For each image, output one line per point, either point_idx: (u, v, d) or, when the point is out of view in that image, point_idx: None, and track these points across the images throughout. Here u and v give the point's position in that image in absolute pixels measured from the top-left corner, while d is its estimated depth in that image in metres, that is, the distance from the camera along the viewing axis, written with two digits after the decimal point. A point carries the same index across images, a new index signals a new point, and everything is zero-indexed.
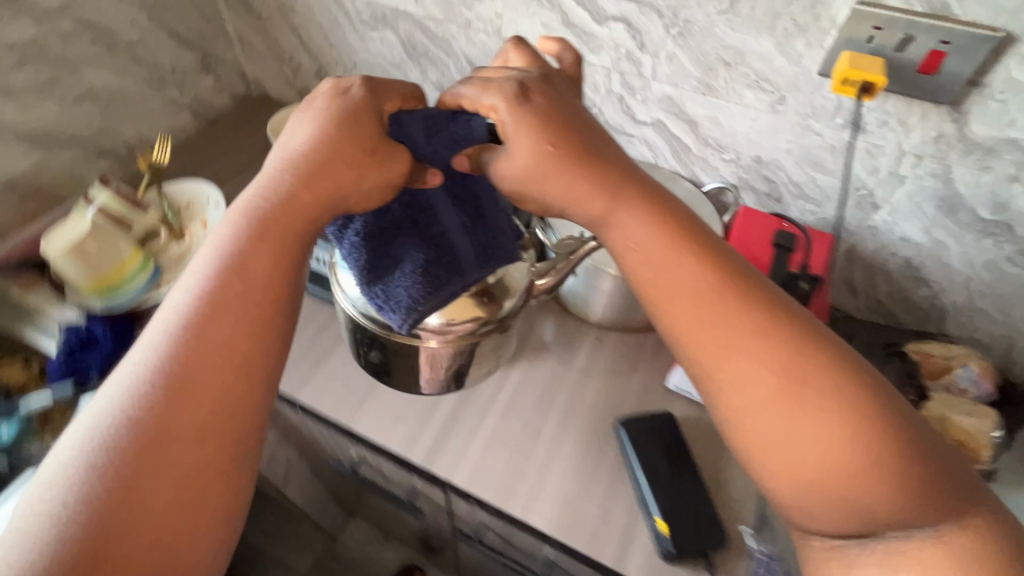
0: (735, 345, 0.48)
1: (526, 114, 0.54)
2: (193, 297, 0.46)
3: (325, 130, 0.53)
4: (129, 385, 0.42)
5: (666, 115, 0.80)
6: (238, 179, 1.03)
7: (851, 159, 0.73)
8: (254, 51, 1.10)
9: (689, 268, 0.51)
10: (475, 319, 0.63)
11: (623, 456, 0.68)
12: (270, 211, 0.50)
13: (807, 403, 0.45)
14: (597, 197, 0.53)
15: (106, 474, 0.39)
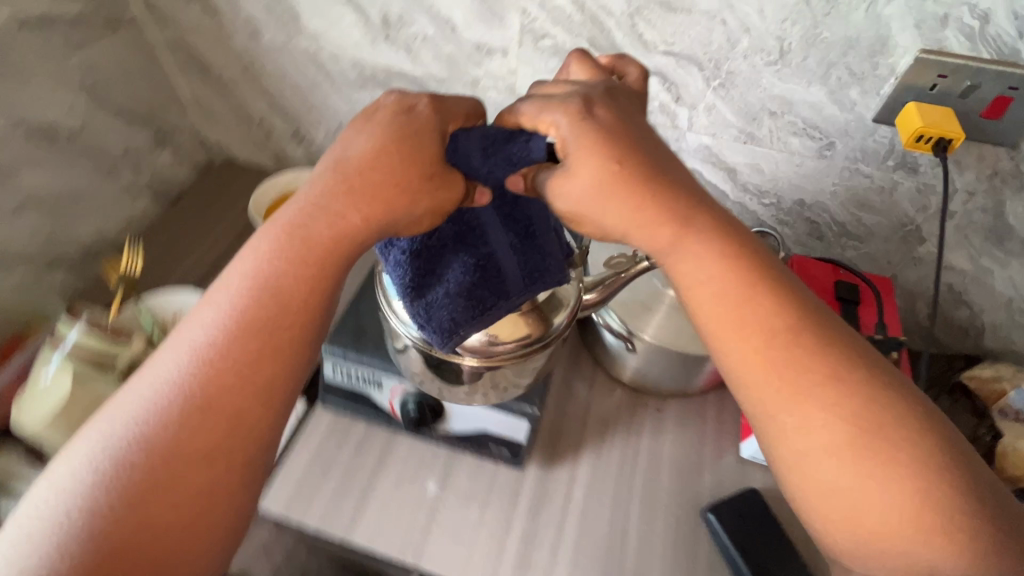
0: (771, 355, 0.45)
1: (590, 133, 0.46)
2: (219, 326, 0.43)
3: (385, 148, 0.47)
4: (149, 410, 0.40)
5: (701, 164, 0.75)
6: (221, 267, 0.91)
7: (900, 198, 0.70)
8: (215, 116, 0.97)
9: (732, 288, 0.46)
10: (522, 340, 0.56)
11: (720, 548, 0.64)
12: (305, 236, 0.45)
13: (836, 414, 0.43)
14: (665, 225, 0.46)
15: (107, 507, 0.37)
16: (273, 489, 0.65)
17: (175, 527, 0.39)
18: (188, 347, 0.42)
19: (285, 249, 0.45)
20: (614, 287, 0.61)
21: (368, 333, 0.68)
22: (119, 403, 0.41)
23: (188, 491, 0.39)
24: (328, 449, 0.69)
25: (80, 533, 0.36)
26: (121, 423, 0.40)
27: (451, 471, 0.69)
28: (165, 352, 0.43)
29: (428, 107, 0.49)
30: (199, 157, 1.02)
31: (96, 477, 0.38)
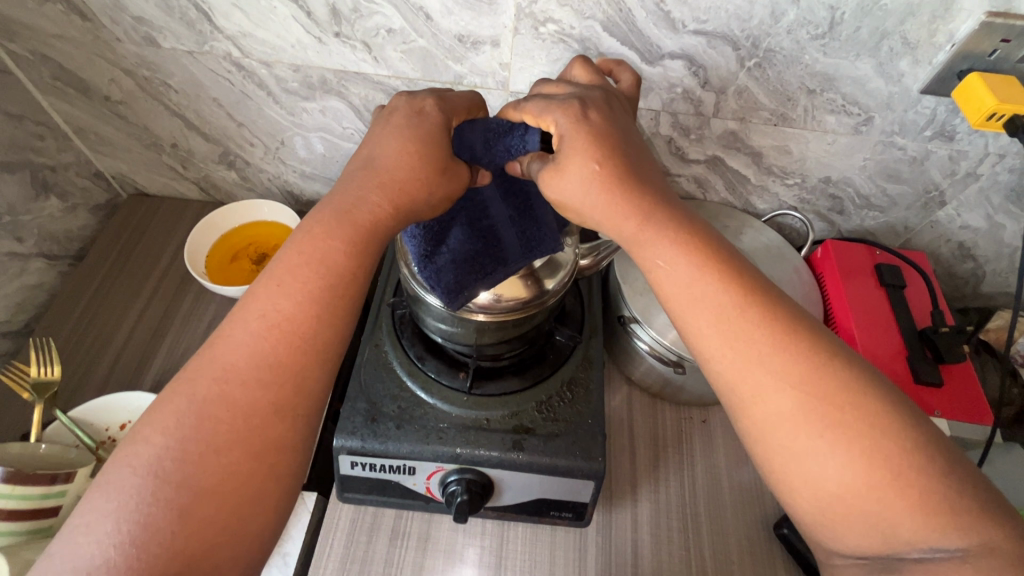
0: (720, 329, 0.39)
1: (584, 135, 0.42)
2: (288, 297, 0.40)
3: (409, 133, 0.45)
4: (225, 379, 0.37)
5: (723, 150, 0.67)
6: (158, 340, 0.71)
7: (930, 165, 0.66)
8: (110, 144, 0.76)
9: (688, 262, 0.41)
10: (521, 300, 0.52)
11: (800, 562, 0.61)
12: (362, 212, 0.43)
13: (790, 381, 0.37)
14: (628, 211, 0.42)
15: (186, 478, 0.34)
16: None
17: (248, 495, 0.36)
18: (260, 321, 0.39)
19: (343, 225, 0.42)
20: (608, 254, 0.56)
21: (386, 413, 0.56)
22: (190, 374, 0.37)
23: (255, 460, 0.36)
24: (359, 548, 0.59)
25: (158, 500, 0.33)
26: (199, 393, 0.36)
27: (505, 542, 0.61)
28: (237, 327, 0.39)
29: (434, 103, 0.48)
30: (96, 195, 0.81)
31: (173, 445, 0.35)
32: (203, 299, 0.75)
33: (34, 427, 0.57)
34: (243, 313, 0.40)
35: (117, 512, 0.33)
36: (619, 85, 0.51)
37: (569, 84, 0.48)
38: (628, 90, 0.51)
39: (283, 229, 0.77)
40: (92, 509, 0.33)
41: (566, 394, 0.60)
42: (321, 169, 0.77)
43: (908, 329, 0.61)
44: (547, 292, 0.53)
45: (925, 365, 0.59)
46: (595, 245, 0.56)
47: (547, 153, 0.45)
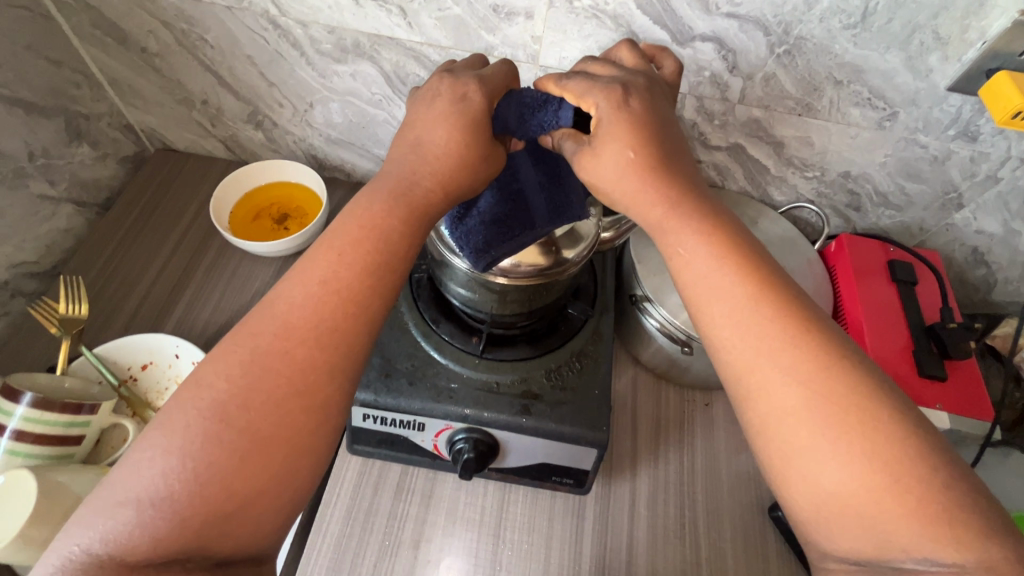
0: (736, 323, 0.40)
1: (622, 123, 0.44)
2: (345, 264, 0.41)
3: (460, 119, 0.45)
4: (284, 334, 0.39)
5: (746, 138, 0.68)
6: (184, 290, 0.73)
7: (951, 166, 0.67)
8: (142, 97, 0.77)
9: (707, 259, 0.42)
10: (541, 266, 0.53)
11: (793, 545, 0.62)
12: (418, 191, 0.45)
13: (799, 378, 0.38)
14: (656, 200, 0.43)
15: (244, 423, 0.36)
16: (309, 561, 0.56)
17: (295, 449, 0.37)
18: (314, 283, 0.40)
19: (400, 202, 0.44)
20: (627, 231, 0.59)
21: (399, 370, 0.58)
22: (254, 326, 0.39)
23: (305, 417, 0.37)
24: (364, 500, 0.61)
25: (215, 444, 0.35)
26: (260, 345, 0.38)
27: (505, 505, 0.62)
28: (298, 285, 0.40)
29: (474, 84, 0.46)
30: (125, 147, 0.82)
31: (234, 390, 0.37)
32: (224, 254, 0.77)
33: (60, 361, 0.59)
34: (303, 273, 0.41)
35: (177, 449, 0.35)
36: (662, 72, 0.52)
37: (615, 69, 0.48)
38: (670, 77, 0.51)
39: (306, 191, 0.79)
40: (155, 444, 0.35)
41: (575, 364, 0.61)
42: (347, 133, 0.78)
43: (916, 324, 0.61)
44: (567, 259, 0.54)
45: (931, 359, 0.59)
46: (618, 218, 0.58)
47: (581, 133, 0.46)
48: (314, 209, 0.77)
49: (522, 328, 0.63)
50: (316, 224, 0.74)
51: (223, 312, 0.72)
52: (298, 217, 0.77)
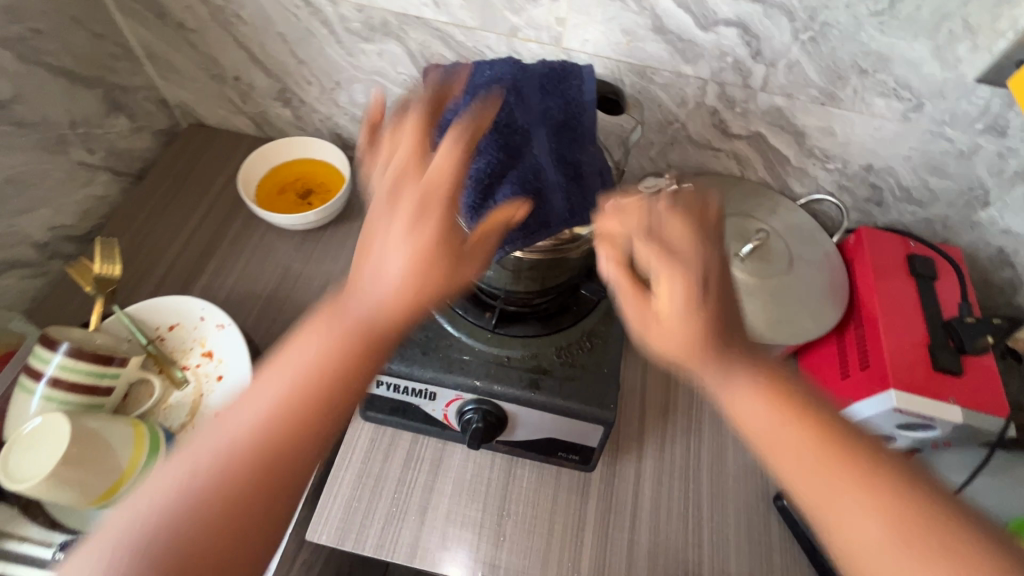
0: (798, 453, 0.37)
1: (683, 307, 0.39)
2: (329, 342, 0.38)
3: (406, 240, 0.39)
4: (266, 417, 0.36)
5: (767, 127, 0.68)
6: (211, 260, 0.76)
7: (977, 161, 0.66)
8: (178, 72, 0.80)
9: (764, 396, 0.39)
10: (557, 241, 0.53)
11: (797, 534, 0.62)
12: (361, 315, 0.39)
13: (880, 509, 0.34)
14: (705, 317, 0.40)
15: (224, 502, 0.34)
16: (320, 520, 0.58)
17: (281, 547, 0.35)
18: (283, 363, 0.38)
19: (348, 331, 0.38)
20: None
21: (414, 340, 0.59)
22: (236, 405, 0.37)
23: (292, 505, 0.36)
24: (375, 466, 0.62)
25: (190, 541, 0.33)
26: (242, 429, 0.36)
27: (511, 478, 0.64)
28: (281, 363, 0.38)
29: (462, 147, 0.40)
30: (159, 121, 0.86)
31: (211, 471, 0.34)
32: (250, 227, 0.79)
33: (94, 317, 0.62)
34: (288, 350, 0.39)
35: (140, 546, 0.32)
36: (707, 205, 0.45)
37: (666, 217, 0.42)
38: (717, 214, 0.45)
39: (330, 168, 0.81)
40: (116, 535, 0.33)
41: (585, 343, 0.62)
42: (371, 113, 0.80)
43: (933, 318, 0.61)
44: (582, 240, 0.53)
45: (947, 353, 0.58)
46: None
47: (644, 297, 0.41)
48: (337, 185, 0.80)
49: (535, 306, 0.64)
50: (338, 201, 0.76)
51: (246, 282, 0.74)
52: (322, 193, 0.79)
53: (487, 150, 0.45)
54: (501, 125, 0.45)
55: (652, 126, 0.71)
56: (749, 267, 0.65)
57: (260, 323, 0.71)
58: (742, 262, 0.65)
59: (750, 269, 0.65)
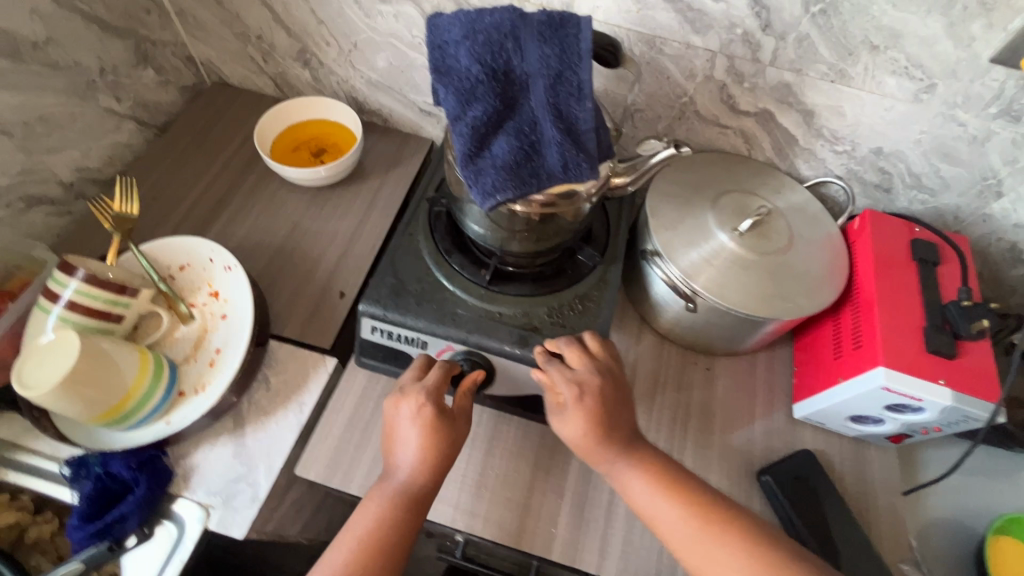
0: (686, 537, 0.48)
1: (579, 411, 0.52)
2: (418, 476, 0.51)
3: (438, 430, 0.52)
4: (380, 531, 0.49)
5: (775, 105, 0.67)
6: (225, 211, 0.79)
7: (990, 148, 0.64)
8: (204, 29, 0.83)
9: (645, 481, 0.51)
10: (554, 195, 0.53)
11: (776, 508, 0.63)
12: (411, 487, 0.51)
13: (723, 538, 0.47)
14: (616, 460, 0.52)
15: (367, 551, 0.48)
16: (311, 457, 0.61)
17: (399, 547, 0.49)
18: (356, 532, 0.49)
19: (430, 405, 0.53)
20: (643, 175, 0.59)
21: (409, 291, 0.61)
22: (350, 526, 0.50)
23: (407, 524, 0.50)
24: (365, 411, 0.64)
25: None
26: (368, 535, 0.49)
27: (497, 433, 0.65)
28: (377, 500, 0.51)
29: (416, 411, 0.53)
30: (185, 77, 0.89)
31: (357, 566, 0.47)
32: (263, 181, 0.82)
33: (111, 252, 0.65)
34: (382, 492, 0.52)
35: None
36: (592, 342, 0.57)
37: (582, 376, 0.53)
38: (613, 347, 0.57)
39: (343, 129, 0.83)
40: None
41: (576, 305, 0.63)
42: (386, 77, 0.82)
43: (930, 301, 0.60)
44: (576, 194, 0.54)
45: (942, 337, 0.57)
46: (632, 164, 0.59)
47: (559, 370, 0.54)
48: (349, 146, 0.82)
49: (530, 267, 0.65)
50: (348, 160, 0.78)
51: (256, 233, 0.77)
52: (334, 153, 0.82)
53: (483, 97, 0.46)
54: (499, 72, 0.45)
55: (660, 99, 0.71)
56: (747, 241, 0.65)
57: (267, 272, 0.74)
58: (740, 237, 0.65)
59: (747, 244, 0.65)
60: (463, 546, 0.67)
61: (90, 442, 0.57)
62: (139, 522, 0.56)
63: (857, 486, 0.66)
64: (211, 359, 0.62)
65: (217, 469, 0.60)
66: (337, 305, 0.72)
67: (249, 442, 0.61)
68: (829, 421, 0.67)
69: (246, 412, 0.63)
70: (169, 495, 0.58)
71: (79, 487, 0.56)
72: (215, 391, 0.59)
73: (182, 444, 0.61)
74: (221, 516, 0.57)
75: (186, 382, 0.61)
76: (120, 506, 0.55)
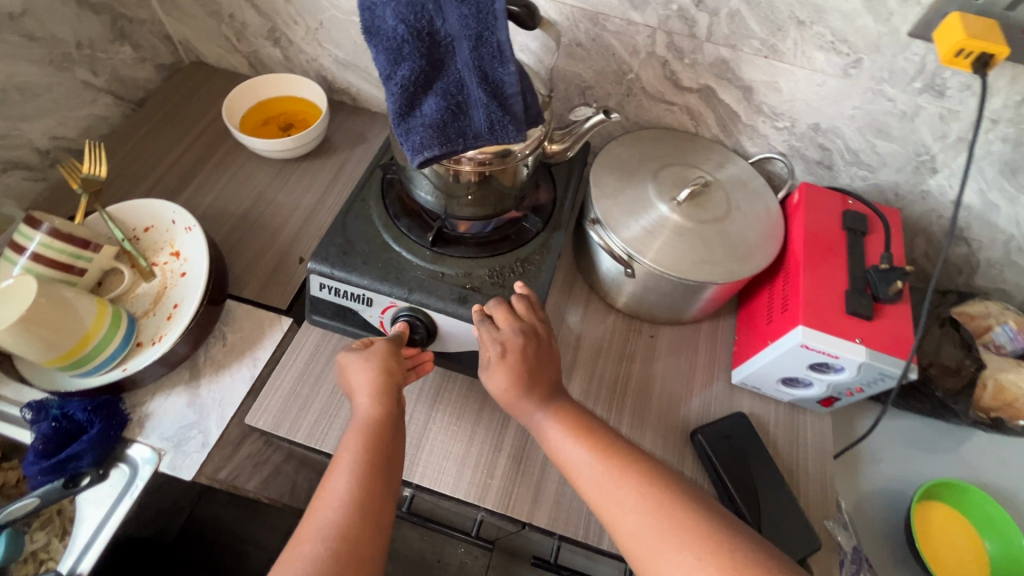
0: (589, 474, 0.51)
1: (500, 364, 0.56)
2: (376, 410, 0.54)
3: (376, 358, 0.57)
4: (357, 466, 0.50)
5: (716, 81, 0.70)
6: (194, 181, 0.82)
7: (920, 123, 0.66)
8: (180, 8, 0.87)
9: (559, 429, 0.54)
10: (489, 153, 0.57)
11: (706, 467, 0.65)
12: (371, 412, 0.54)
13: (628, 482, 0.49)
14: (534, 410, 0.55)
15: (355, 486, 0.49)
16: (258, 407, 0.64)
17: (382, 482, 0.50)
18: (338, 467, 0.50)
19: (372, 351, 0.58)
20: (577, 141, 0.64)
21: (356, 251, 0.64)
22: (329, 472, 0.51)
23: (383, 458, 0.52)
24: (316, 367, 0.67)
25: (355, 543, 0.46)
26: (347, 472, 0.50)
27: (441, 391, 0.68)
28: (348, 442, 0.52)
29: (360, 359, 0.57)
30: (163, 55, 0.92)
31: (345, 503, 0.48)
32: (233, 153, 0.85)
33: (78, 213, 0.68)
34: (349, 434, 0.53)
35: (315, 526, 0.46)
36: (519, 298, 0.60)
37: (507, 330, 0.57)
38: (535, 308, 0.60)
39: (310, 105, 0.86)
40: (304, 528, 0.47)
41: (517, 268, 0.65)
42: (352, 56, 0.85)
43: (853, 267, 0.63)
44: (512, 155, 0.58)
45: (861, 299, 0.60)
46: (567, 132, 0.63)
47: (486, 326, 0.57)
48: (315, 121, 0.85)
49: (476, 232, 0.68)
50: (311, 133, 0.81)
51: (223, 202, 0.80)
52: (300, 128, 0.85)
53: (410, 57, 0.49)
54: (423, 32, 0.48)
55: (607, 76, 0.73)
56: (685, 210, 0.67)
57: (230, 238, 0.77)
58: (679, 206, 0.68)
59: (685, 213, 0.67)
60: (412, 500, 0.70)
61: (57, 386, 0.60)
62: (93, 461, 0.59)
63: (789, 448, 0.68)
64: (170, 313, 0.66)
65: (170, 417, 0.63)
66: (296, 269, 0.75)
67: (203, 393, 0.65)
68: (764, 386, 0.69)
69: (202, 364, 0.66)
70: (122, 438, 0.61)
71: (36, 427, 0.59)
72: (170, 342, 0.63)
73: (139, 393, 0.64)
74: (171, 459, 0.60)
75: (145, 334, 0.65)
76: (74, 445, 0.58)
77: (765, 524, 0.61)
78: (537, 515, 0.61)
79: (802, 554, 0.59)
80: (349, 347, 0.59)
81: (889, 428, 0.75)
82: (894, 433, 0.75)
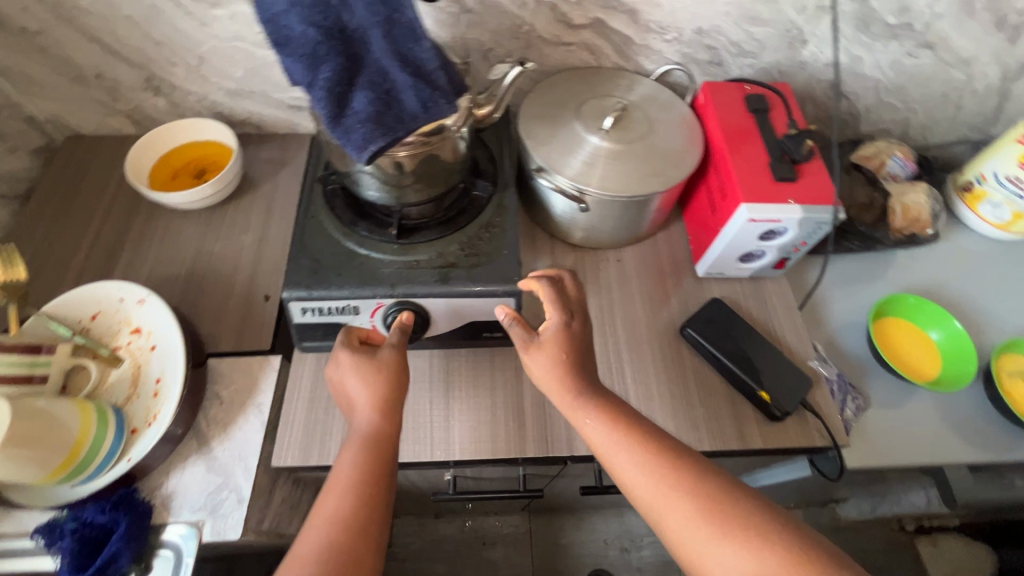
0: (636, 475, 0.49)
1: (559, 335, 0.57)
2: (381, 424, 0.53)
3: (373, 371, 0.55)
4: (356, 477, 0.49)
5: (603, 11, 0.75)
6: (122, 257, 0.77)
7: (783, 3, 0.74)
8: (37, 84, 0.80)
9: (589, 414, 0.53)
10: (420, 136, 0.58)
11: (702, 353, 0.72)
12: (369, 426, 0.52)
13: (642, 450, 0.50)
14: (563, 397, 0.54)
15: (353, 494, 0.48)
16: (281, 448, 0.63)
17: (384, 491, 0.49)
18: (341, 484, 0.48)
19: (371, 362, 0.55)
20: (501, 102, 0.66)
21: (325, 266, 0.64)
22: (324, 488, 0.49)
23: (384, 469, 0.50)
24: (323, 391, 0.67)
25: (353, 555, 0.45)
26: (344, 485, 0.48)
27: (451, 370, 0.70)
28: (344, 456, 0.51)
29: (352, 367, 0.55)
30: (33, 138, 0.84)
31: (341, 515, 0.46)
32: (151, 217, 0.81)
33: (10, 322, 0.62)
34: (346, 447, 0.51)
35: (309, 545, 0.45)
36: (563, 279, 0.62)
37: (556, 320, 0.57)
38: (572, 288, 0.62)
39: (217, 145, 0.83)
40: (297, 548, 0.45)
41: (484, 234, 0.68)
42: (244, 83, 0.82)
43: (769, 143, 0.71)
44: (443, 129, 0.59)
45: (783, 167, 0.68)
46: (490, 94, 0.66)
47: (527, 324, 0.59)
48: (227, 159, 0.82)
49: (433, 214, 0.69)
50: (230, 171, 0.78)
51: (161, 268, 0.76)
52: (215, 170, 0.81)
53: (329, 57, 0.49)
54: (335, 31, 0.49)
55: (505, 33, 0.76)
56: (614, 136, 0.72)
57: (184, 300, 0.74)
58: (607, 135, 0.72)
59: (615, 139, 0.72)
60: (456, 480, 0.72)
61: (60, 499, 0.57)
62: (133, 556, 0.56)
63: (762, 314, 0.77)
64: (155, 390, 0.63)
65: (194, 488, 0.61)
66: (265, 308, 0.73)
67: (219, 454, 0.63)
68: (726, 268, 0.77)
69: (207, 429, 0.65)
70: (155, 524, 0.59)
71: (57, 547, 0.56)
72: (169, 415, 0.60)
73: (153, 477, 0.61)
74: (212, 525, 0.59)
75: (136, 419, 0.62)
76: (108, 547, 0.55)
77: (765, 383, 0.69)
78: (576, 446, 0.66)
79: (802, 396, 0.68)
80: (346, 350, 0.56)
81: (832, 272, 0.86)
82: (839, 275, 0.86)
